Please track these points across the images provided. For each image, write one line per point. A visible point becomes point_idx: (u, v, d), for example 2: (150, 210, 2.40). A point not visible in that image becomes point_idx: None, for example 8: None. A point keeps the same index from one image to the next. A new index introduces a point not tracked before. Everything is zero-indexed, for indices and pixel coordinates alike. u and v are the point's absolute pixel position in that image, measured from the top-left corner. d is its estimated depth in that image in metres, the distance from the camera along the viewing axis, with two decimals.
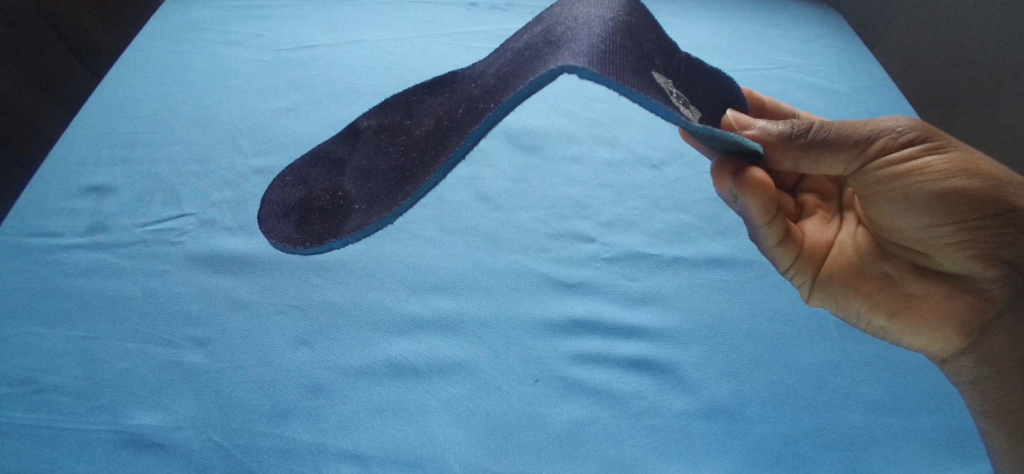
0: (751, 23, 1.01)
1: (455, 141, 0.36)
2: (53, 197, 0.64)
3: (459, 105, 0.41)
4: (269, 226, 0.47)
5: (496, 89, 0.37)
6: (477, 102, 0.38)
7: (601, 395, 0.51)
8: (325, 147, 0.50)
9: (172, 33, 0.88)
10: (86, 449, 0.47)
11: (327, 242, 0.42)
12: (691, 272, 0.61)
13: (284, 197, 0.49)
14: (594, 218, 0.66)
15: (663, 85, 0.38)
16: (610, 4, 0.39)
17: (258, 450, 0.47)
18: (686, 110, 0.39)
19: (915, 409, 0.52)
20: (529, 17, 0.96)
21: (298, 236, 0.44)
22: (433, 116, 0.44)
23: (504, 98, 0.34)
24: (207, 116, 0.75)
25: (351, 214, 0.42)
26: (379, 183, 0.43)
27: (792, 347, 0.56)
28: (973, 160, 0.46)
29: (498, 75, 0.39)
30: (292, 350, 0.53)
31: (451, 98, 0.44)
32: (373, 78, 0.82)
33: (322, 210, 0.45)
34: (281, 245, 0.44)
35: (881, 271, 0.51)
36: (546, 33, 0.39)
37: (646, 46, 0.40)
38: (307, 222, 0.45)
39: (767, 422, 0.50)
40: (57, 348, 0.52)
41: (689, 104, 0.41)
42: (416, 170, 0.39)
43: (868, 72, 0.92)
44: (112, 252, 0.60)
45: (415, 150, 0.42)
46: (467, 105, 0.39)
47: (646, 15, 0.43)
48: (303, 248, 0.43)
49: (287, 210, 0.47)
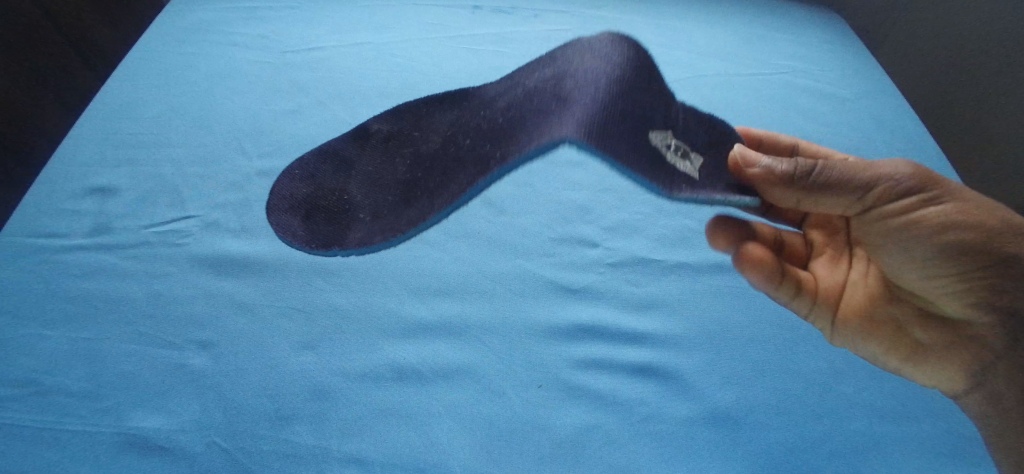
0: (754, 27, 1.01)
1: (459, 177, 0.46)
2: (56, 198, 0.64)
3: (465, 133, 0.50)
4: (286, 209, 0.53)
5: (504, 134, 0.47)
6: (485, 139, 0.48)
7: (606, 403, 0.51)
8: (335, 144, 0.56)
9: (176, 34, 0.88)
10: (90, 452, 0.47)
11: (337, 247, 0.49)
12: (694, 278, 0.61)
13: (292, 191, 0.54)
14: (597, 223, 0.66)
15: (659, 143, 0.47)
16: (610, 57, 0.49)
17: (261, 453, 0.47)
18: (677, 160, 0.46)
19: (917, 417, 0.52)
20: (532, 20, 0.96)
21: (308, 236, 0.51)
22: (439, 135, 0.51)
23: (521, 151, 0.44)
24: (211, 118, 0.75)
25: (356, 222, 0.49)
26: (383, 194, 0.50)
27: (796, 353, 0.56)
28: (972, 210, 0.45)
29: (500, 108, 0.51)
30: (295, 354, 0.53)
31: (457, 120, 0.52)
32: (377, 81, 0.82)
33: (331, 206, 0.51)
34: (293, 239, 0.51)
35: (890, 315, 0.53)
36: (554, 82, 0.50)
37: (640, 95, 0.48)
38: (316, 220, 0.51)
39: (770, 429, 0.50)
40: (60, 350, 0.52)
41: (685, 148, 0.48)
42: (427, 192, 0.47)
43: (872, 78, 0.92)
44: (116, 254, 0.60)
45: (426, 168, 0.49)
46: (475, 131, 0.50)
47: (649, 61, 0.52)
48: (312, 249, 0.50)
49: (296, 204, 0.53)
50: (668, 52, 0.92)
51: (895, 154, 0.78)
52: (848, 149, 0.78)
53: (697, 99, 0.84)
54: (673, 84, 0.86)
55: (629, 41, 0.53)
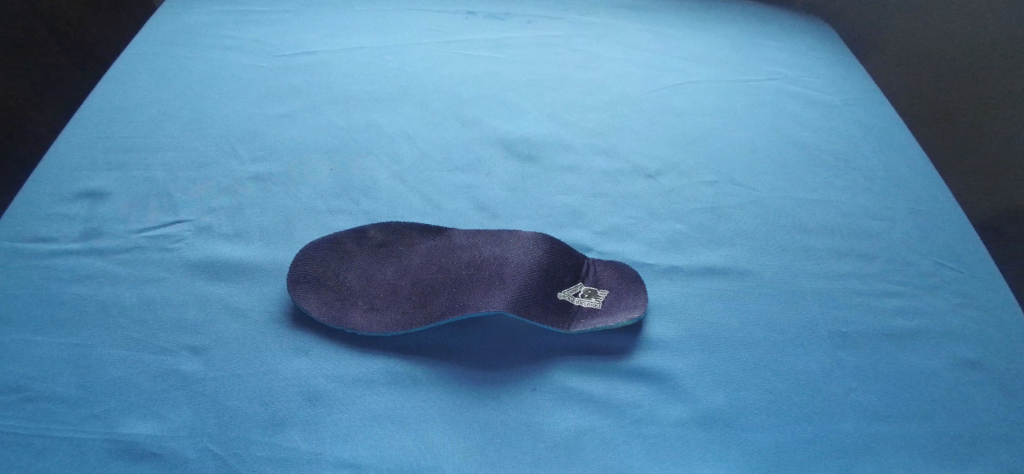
0: (744, 33, 1.02)
1: (431, 362, 0.54)
2: (45, 201, 0.64)
3: (467, 249, 0.61)
4: (298, 267, 0.59)
5: (499, 256, 0.60)
6: (484, 260, 0.60)
7: (599, 405, 0.52)
8: (342, 242, 0.62)
9: (167, 37, 0.88)
10: (80, 459, 0.46)
11: (343, 325, 0.55)
12: (686, 281, 0.62)
13: (306, 265, 0.59)
14: (590, 227, 0.67)
15: (566, 298, 0.59)
16: (529, 244, 0.61)
17: (255, 459, 0.47)
18: (583, 305, 0.59)
19: (904, 417, 0.53)
20: (525, 26, 0.97)
21: (318, 305, 0.56)
22: (445, 246, 0.62)
23: (513, 277, 0.58)
24: (204, 123, 0.75)
25: (382, 319, 0.56)
26: (401, 313, 0.57)
27: (787, 355, 0.56)
28: None
29: (465, 258, 0.60)
30: (289, 358, 0.53)
31: (460, 236, 0.63)
32: (371, 85, 0.82)
33: (334, 279, 0.59)
34: (316, 311, 0.56)
35: None
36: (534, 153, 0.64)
37: (559, 268, 0.61)
38: (338, 302, 0.57)
39: (761, 430, 0.51)
40: (49, 356, 0.52)
41: (598, 285, 0.61)
42: (412, 324, 0.56)
43: (860, 84, 0.94)
44: (107, 259, 0.59)
45: (415, 286, 0.59)
46: (446, 253, 0.61)
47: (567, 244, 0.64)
48: (340, 320, 0.56)
49: (312, 278, 0.58)
50: (660, 58, 0.93)
51: (881, 159, 0.79)
52: (837, 154, 0.79)
53: (688, 105, 0.85)
54: (665, 90, 0.88)
55: (549, 235, 0.63)
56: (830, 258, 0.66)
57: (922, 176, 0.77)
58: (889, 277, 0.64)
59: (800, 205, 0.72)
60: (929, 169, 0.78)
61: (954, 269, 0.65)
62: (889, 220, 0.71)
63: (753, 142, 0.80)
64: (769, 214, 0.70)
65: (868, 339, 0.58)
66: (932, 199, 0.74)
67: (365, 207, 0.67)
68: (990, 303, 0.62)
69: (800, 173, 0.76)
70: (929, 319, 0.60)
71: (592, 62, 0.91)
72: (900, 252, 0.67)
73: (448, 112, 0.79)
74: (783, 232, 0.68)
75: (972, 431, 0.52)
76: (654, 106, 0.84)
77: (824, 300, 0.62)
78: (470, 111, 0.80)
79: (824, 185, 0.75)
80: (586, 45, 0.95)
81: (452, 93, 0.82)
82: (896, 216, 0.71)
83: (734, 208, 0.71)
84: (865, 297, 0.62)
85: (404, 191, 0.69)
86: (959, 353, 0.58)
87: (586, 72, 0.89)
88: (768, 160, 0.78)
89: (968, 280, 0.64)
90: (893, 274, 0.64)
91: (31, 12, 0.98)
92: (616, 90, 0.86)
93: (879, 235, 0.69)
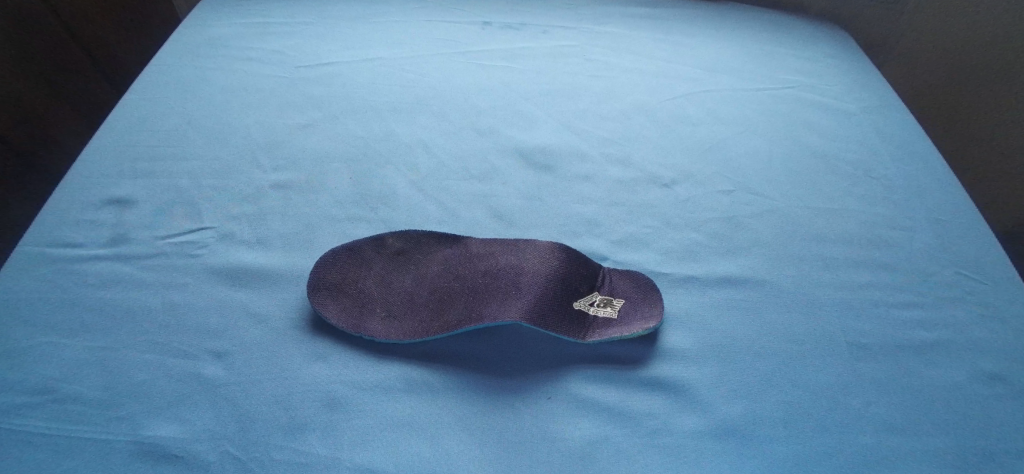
0: (761, 42, 1.02)
1: (448, 369, 0.55)
2: (73, 208, 0.65)
3: (484, 258, 0.62)
4: (318, 272, 0.60)
5: (515, 265, 0.61)
6: (500, 269, 0.60)
7: (614, 415, 0.52)
8: (360, 249, 0.63)
9: (192, 48, 0.90)
10: (105, 460, 0.47)
11: (361, 332, 0.56)
12: (703, 291, 0.62)
13: (325, 273, 0.60)
14: (606, 236, 0.67)
15: (582, 308, 0.59)
16: (545, 254, 0.61)
17: (273, 462, 0.48)
18: (599, 314, 0.59)
19: (926, 430, 0.52)
20: (541, 36, 0.98)
21: (337, 312, 0.57)
22: (461, 255, 0.63)
23: (530, 287, 0.59)
24: (226, 132, 0.76)
25: (399, 326, 0.57)
26: (418, 320, 0.57)
27: (804, 367, 0.56)
28: None
29: (482, 267, 0.61)
30: (308, 364, 0.54)
31: (476, 244, 0.64)
32: (389, 95, 0.84)
33: (353, 287, 0.60)
34: (335, 318, 0.57)
35: None
36: None
37: (574, 279, 0.61)
38: (356, 309, 0.58)
39: (779, 442, 0.51)
40: (76, 358, 0.53)
41: (614, 295, 0.61)
42: (429, 332, 0.56)
43: (878, 93, 0.93)
44: (132, 265, 0.61)
45: (432, 294, 0.60)
46: (462, 261, 0.62)
47: (583, 254, 0.64)
48: (360, 328, 0.57)
49: (331, 286, 0.59)
50: (675, 67, 0.94)
51: (901, 168, 0.78)
52: (855, 163, 0.79)
53: (703, 114, 0.85)
54: (679, 99, 0.88)
55: (565, 244, 0.64)
56: (849, 268, 0.65)
57: (942, 185, 0.76)
58: (909, 287, 0.63)
59: (817, 215, 0.71)
60: (949, 177, 0.77)
61: (976, 280, 0.64)
62: (909, 230, 0.70)
63: (769, 151, 0.80)
64: (786, 224, 0.70)
65: (887, 351, 0.58)
66: (954, 208, 0.73)
67: (383, 216, 0.68)
68: (1014, 315, 0.61)
69: (818, 182, 0.76)
70: (951, 331, 0.59)
71: (606, 71, 0.92)
72: (919, 261, 0.66)
73: (464, 122, 0.80)
74: (800, 243, 0.68)
75: (997, 446, 0.51)
76: (669, 115, 0.85)
77: (843, 311, 0.61)
78: (486, 121, 0.81)
79: (842, 195, 0.74)
80: (600, 55, 0.95)
81: (468, 104, 0.83)
82: (916, 226, 0.70)
83: (750, 217, 0.70)
84: (884, 308, 0.61)
85: (421, 200, 0.70)
86: (983, 366, 0.57)
87: (600, 81, 0.90)
88: (785, 169, 0.77)
89: (991, 291, 0.63)
90: (914, 285, 0.64)
91: (64, 30, 1.03)
92: (631, 99, 0.87)
93: (898, 245, 0.68)
